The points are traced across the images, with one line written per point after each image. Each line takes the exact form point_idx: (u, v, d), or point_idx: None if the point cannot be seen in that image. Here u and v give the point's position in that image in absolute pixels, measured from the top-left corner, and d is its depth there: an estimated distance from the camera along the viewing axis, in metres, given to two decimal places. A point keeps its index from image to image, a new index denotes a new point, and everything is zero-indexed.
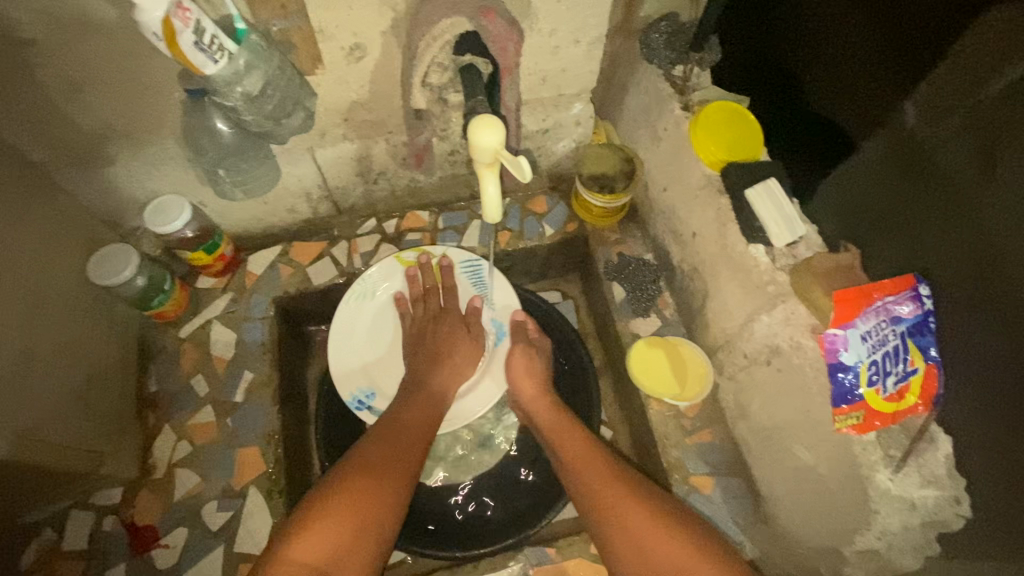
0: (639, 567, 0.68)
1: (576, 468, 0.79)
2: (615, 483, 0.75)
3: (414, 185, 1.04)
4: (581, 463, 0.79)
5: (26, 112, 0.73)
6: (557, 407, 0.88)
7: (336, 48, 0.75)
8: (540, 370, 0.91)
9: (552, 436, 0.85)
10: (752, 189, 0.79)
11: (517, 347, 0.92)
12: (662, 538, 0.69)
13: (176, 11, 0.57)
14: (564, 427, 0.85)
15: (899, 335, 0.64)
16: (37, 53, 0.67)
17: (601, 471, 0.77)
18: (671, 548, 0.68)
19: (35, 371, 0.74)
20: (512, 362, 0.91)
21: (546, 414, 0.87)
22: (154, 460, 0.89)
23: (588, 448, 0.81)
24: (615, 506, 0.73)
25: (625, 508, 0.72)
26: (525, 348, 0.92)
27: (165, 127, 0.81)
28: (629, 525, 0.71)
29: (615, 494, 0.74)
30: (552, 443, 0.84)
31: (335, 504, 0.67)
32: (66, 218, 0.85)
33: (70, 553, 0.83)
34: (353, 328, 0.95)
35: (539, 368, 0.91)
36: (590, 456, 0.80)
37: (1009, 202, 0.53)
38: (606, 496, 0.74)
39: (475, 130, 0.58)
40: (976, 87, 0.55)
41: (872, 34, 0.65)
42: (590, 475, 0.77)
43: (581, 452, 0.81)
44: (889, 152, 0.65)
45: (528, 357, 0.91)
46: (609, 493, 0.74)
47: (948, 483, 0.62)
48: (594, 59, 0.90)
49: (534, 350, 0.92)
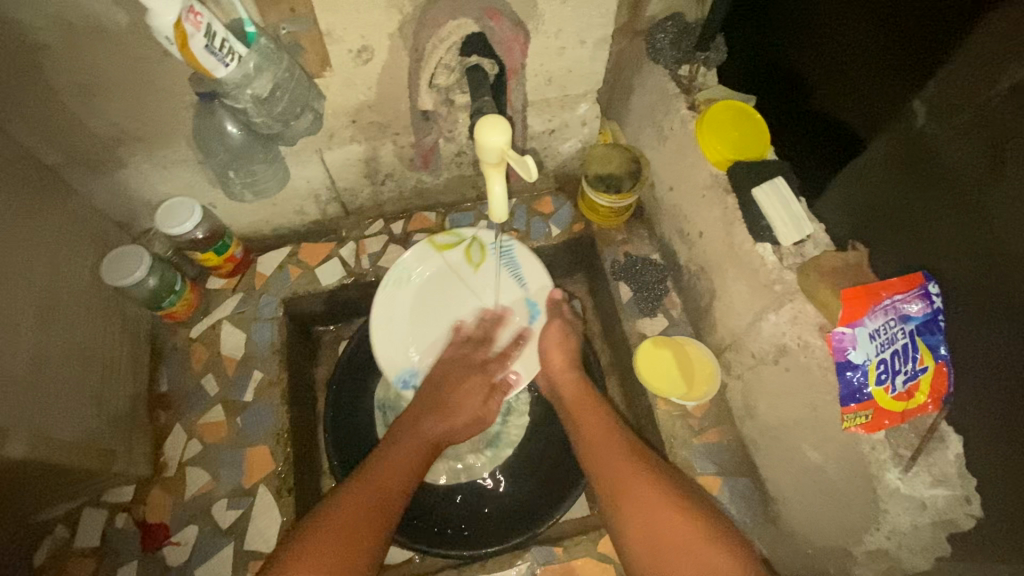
0: (644, 543, 0.69)
1: (593, 446, 0.81)
2: (631, 459, 0.76)
3: (421, 186, 1.05)
4: (600, 441, 0.80)
5: (40, 116, 0.75)
6: (581, 385, 0.89)
7: (343, 50, 0.76)
8: (571, 345, 0.92)
9: (574, 411, 0.87)
10: (759, 188, 0.79)
11: (552, 324, 0.92)
12: (669, 513, 0.70)
13: (187, 15, 0.58)
14: (587, 403, 0.87)
15: (908, 333, 0.63)
16: (52, 57, 0.68)
17: (617, 448, 0.78)
18: (676, 524, 0.69)
19: (49, 371, 0.76)
20: (549, 334, 0.91)
21: (573, 387, 0.89)
22: (166, 458, 0.91)
23: (607, 429, 0.82)
24: (628, 482, 0.74)
25: (637, 483, 0.73)
26: (562, 324, 0.92)
27: (176, 130, 0.82)
28: (641, 499, 0.72)
29: (630, 471, 0.75)
30: (574, 419, 0.86)
31: (329, 530, 0.68)
32: (79, 220, 0.86)
33: (83, 550, 0.85)
34: (392, 312, 0.95)
35: (572, 344, 0.92)
36: (608, 434, 0.81)
37: (1017, 200, 0.53)
38: (619, 473, 0.75)
39: (481, 130, 0.59)
40: (986, 85, 0.54)
41: (880, 33, 0.65)
42: (606, 451, 0.79)
43: (601, 432, 0.82)
44: (897, 151, 0.65)
45: (563, 333, 0.92)
46: (623, 470, 0.75)
47: (959, 482, 0.62)
48: (599, 60, 0.90)
49: (569, 328, 0.93)
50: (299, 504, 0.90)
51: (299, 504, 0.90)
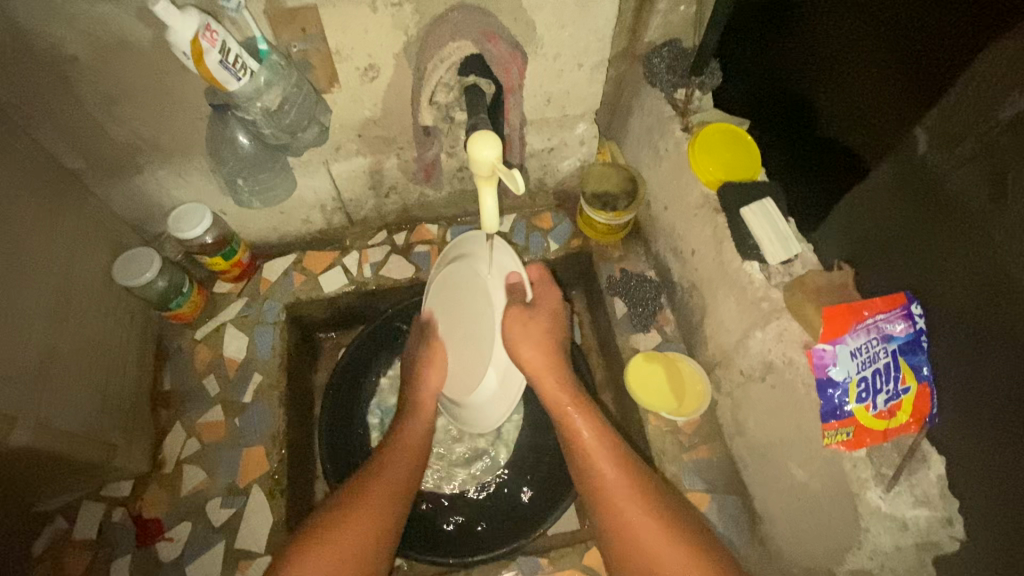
0: None
1: (591, 478, 0.78)
2: (628, 501, 0.74)
3: (424, 200, 1.08)
4: (591, 464, 0.78)
5: (65, 123, 0.80)
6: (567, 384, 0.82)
7: (352, 68, 0.80)
8: (538, 332, 0.81)
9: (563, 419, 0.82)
10: (748, 207, 0.81)
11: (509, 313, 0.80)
12: (668, 553, 0.71)
13: (204, 33, 0.62)
14: (577, 411, 0.81)
15: (890, 353, 0.65)
16: (78, 69, 0.73)
17: (616, 482, 0.76)
18: (655, 539, 0.72)
19: (57, 364, 0.79)
20: (509, 330, 0.80)
21: (556, 391, 0.82)
22: (165, 455, 0.93)
23: (603, 444, 0.79)
24: (625, 524, 0.73)
25: (641, 530, 0.72)
26: (519, 313, 0.80)
27: (191, 139, 0.87)
28: (639, 540, 0.72)
29: (636, 517, 0.73)
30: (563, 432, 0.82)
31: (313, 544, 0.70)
32: (97, 222, 0.91)
33: (79, 542, 0.86)
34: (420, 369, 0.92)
35: (534, 326, 0.81)
36: (600, 448, 0.79)
37: (1021, 227, 0.53)
38: (623, 517, 0.74)
39: (473, 145, 0.61)
40: (986, 115, 0.55)
41: (881, 62, 0.67)
42: (601, 480, 0.77)
43: (598, 452, 0.78)
44: (898, 178, 0.66)
45: (524, 321, 0.80)
46: (607, 489, 0.76)
47: (941, 503, 0.63)
48: (597, 82, 0.94)
49: (529, 316, 0.81)
50: (291, 505, 0.92)
51: (291, 506, 0.92)
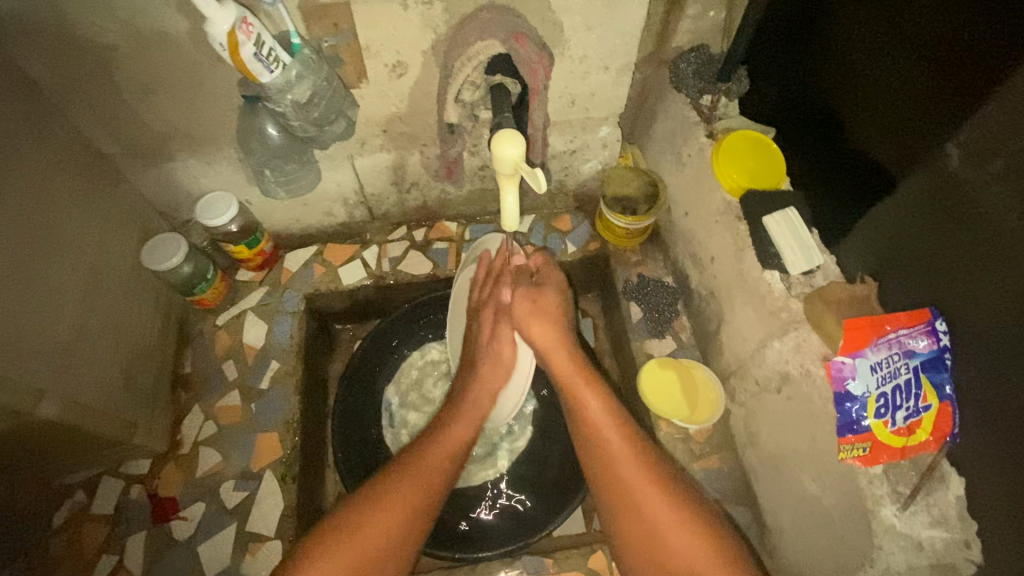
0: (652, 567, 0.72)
1: (600, 450, 0.77)
2: (640, 475, 0.74)
3: (445, 197, 1.09)
4: (599, 436, 0.78)
5: (102, 109, 0.82)
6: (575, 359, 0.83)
7: (380, 65, 0.82)
8: (547, 309, 0.84)
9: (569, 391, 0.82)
10: (770, 216, 0.81)
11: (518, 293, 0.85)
12: (677, 529, 0.71)
13: (240, 25, 0.64)
14: (582, 383, 0.82)
15: (912, 369, 0.64)
16: (117, 58, 0.76)
17: (623, 454, 0.76)
18: (665, 513, 0.72)
19: (86, 342, 0.81)
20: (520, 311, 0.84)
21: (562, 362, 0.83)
22: (182, 436, 0.95)
23: (609, 416, 0.79)
24: (634, 493, 0.74)
25: (649, 505, 0.73)
26: (527, 292, 0.84)
27: (222, 129, 0.89)
28: (648, 516, 0.73)
29: (643, 489, 0.74)
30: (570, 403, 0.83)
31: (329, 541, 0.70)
32: (128, 207, 0.93)
33: (97, 516, 0.89)
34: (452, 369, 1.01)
35: (545, 303, 0.84)
36: (608, 423, 0.79)
37: None
38: (629, 484, 0.74)
39: (498, 144, 0.62)
40: (1019, 132, 0.54)
41: (914, 75, 0.65)
42: (608, 450, 0.77)
43: (604, 422, 0.78)
44: (926, 193, 0.64)
45: (534, 301, 0.84)
46: (616, 464, 0.76)
47: (958, 525, 0.62)
48: (621, 86, 0.94)
49: (537, 295, 0.85)
50: (302, 492, 0.94)
51: (302, 492, 0.94)
